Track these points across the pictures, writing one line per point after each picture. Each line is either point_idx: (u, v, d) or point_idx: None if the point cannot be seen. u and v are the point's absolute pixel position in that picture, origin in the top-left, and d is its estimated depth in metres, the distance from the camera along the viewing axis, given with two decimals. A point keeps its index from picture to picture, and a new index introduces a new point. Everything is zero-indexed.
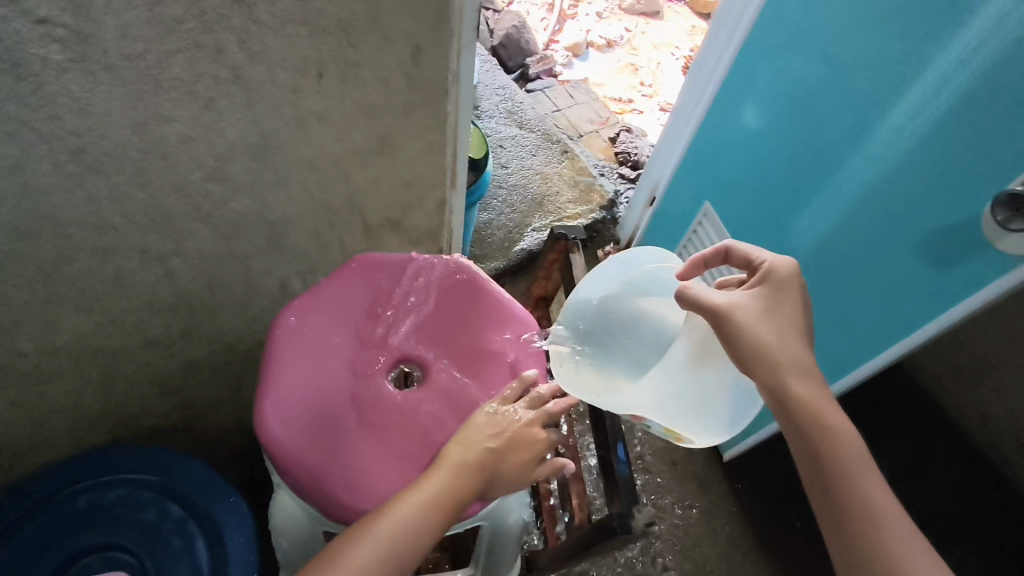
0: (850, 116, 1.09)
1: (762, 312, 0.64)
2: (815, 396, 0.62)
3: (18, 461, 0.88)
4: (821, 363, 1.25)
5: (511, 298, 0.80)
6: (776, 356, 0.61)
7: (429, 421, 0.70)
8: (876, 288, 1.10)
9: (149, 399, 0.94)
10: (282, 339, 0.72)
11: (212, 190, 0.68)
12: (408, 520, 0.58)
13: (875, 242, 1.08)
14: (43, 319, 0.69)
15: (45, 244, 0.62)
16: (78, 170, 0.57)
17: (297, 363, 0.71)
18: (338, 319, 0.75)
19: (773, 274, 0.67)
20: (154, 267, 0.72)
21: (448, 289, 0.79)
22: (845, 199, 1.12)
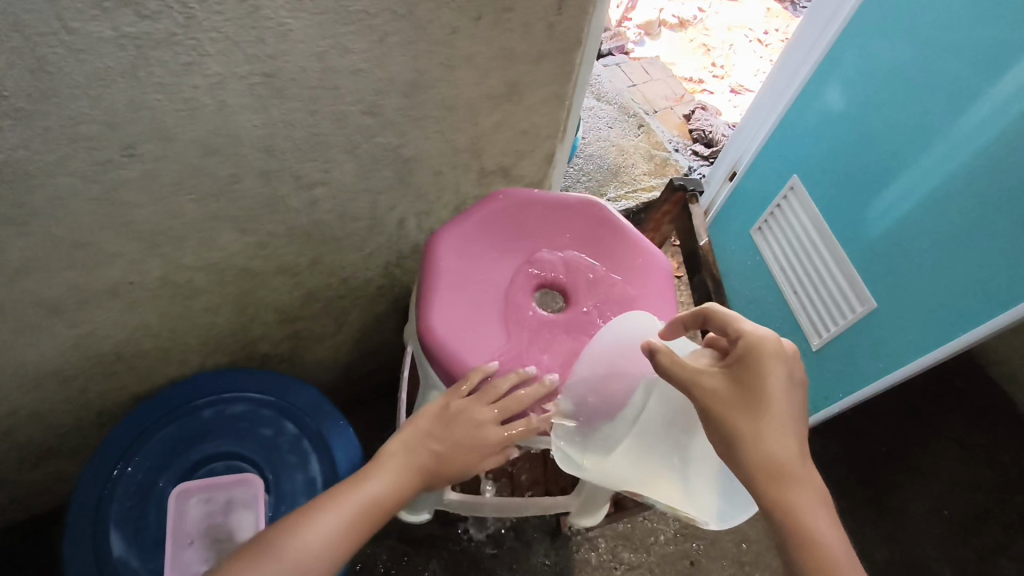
0: (943, 100, 1.08)
1: (738, 390, 0.57)
2: (792, 499, 0.52)
3: (154, 370, 0.96)
4: (881, 347, 1.25)
5: (647, 242, 0.85)
6: (744, 437, 0.55)
7: (571, 344, 0.78)
8: (952, 274, 1.09)
9: (268, 324, 1.01)
10: (440, 251, 0.80)
11: (365, 122, 0.73)
12: (337, 522, 0.62)
13: (957, 228, 1.08)
14: (207, 233, 0.76)
15: (224, 162, 0.68)
16: (265, 93, 0.63)
17: (453, 280, 0.79)
18: (486, 246, 0.82)
19: (750, 343, 0.59)
20: (303, 193, 0.78)
21: (588, 230, 0.85)
22: (929, 184, 1.12)
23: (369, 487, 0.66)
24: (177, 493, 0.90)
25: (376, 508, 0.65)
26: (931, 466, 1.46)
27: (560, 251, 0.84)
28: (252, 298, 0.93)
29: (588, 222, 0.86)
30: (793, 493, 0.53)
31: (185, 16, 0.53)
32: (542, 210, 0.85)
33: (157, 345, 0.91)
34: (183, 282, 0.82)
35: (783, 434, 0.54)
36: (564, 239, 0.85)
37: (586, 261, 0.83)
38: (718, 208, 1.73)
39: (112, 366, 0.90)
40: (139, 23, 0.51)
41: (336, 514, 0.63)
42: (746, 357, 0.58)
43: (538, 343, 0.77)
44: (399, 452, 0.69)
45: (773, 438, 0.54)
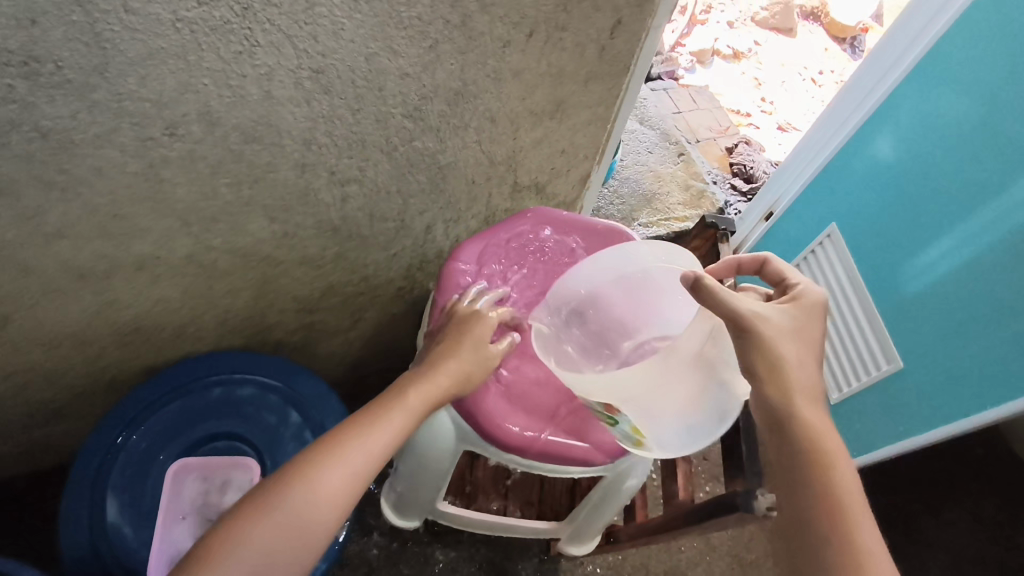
0: (1004, 167, 1.04)
1: (790, 326, 0.65)
2: (810, 426, 0.61)
3: (169, 344, 0.97)
4: (911, 407, 1.21)
5: None
6: (792, 374, 0.62)
7: None
8: (995, 345, 1.05)
9: (286, 311, 1.02)
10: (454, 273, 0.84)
11: (405, 126, 0.73)
12: (392, 420, 0.66)
13: (1004, 300, 1.04)
14: (237, 218, 0.77)
15: (262, 151, 0.68)
16: (311, 88, 0.63)
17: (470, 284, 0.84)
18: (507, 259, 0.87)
19: (806, 294, 0.68)
20: (335, 188, 0.78)
21: None
22: (978, 251, 1.08)
23: (412, 386, 0.69)
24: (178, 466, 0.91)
25: (425, 402, 0.69)
26: (941, 538, 1.41)
27: None
28: (274, 285, 0.94)
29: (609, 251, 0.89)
30: (806, 425, 0.61)
31: (242, 6, 0.53)
32: (566, 234, 0.89)
33: (176, 320, 0.92)
34: (208, 263, 0.83)
35: (808, 383, 0.63)
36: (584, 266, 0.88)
37: None
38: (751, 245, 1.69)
39: (130, 335, 0.91)
40: (197, 9, 0.52)
41: (390, 415, 0.66)
42: (801, 302, 0.67)
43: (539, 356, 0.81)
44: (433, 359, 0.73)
45: (806, 391, 0.63)
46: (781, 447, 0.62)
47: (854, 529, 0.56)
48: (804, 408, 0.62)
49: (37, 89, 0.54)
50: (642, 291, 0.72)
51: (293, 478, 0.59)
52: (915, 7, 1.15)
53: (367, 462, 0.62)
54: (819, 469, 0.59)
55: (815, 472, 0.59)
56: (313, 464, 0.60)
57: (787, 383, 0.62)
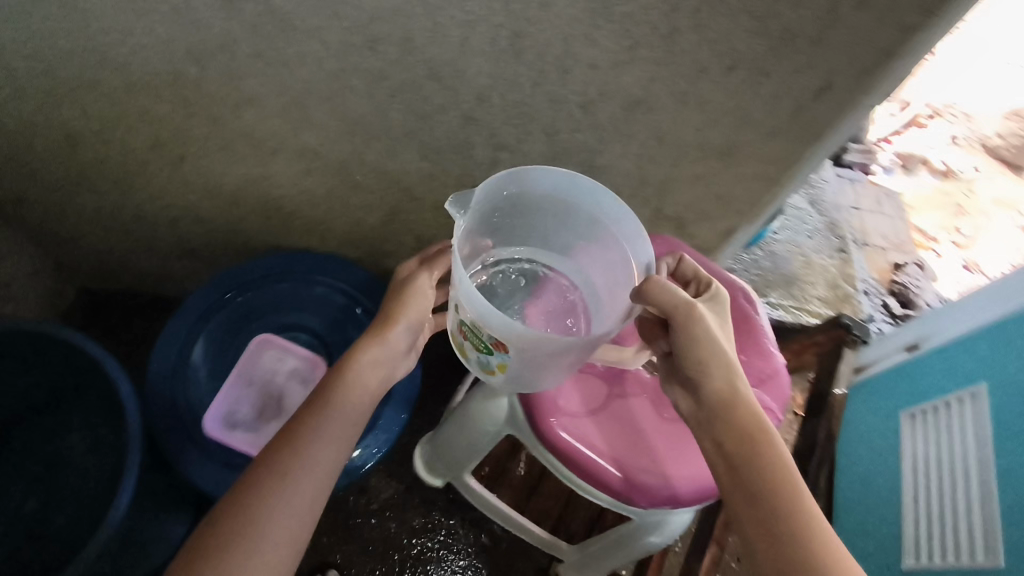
0: None
1: (715, 321, 0.67)
2: (755, 430, 0.63)
3: (299, 233, 1.06)
4: None
5: (779, 360, 0.81)
6: (727, 358, 0.65)
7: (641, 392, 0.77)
8: None
9: (404, 246, 1.07)
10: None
11: (575, 116, 0.74)
12: (347, 403, 0.69)
13: None
14: (395, 144, 0.82)
15: (440, 91, 0.72)
16: (504, 49, 0.66)
17: None
18: None
19: (721, 294, 0.70)
20: (490, 150, 0.81)
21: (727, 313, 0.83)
22: None
23: (369, 356, 0.71)
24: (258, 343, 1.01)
25: (364, 390, 0.70)
26: None
27: None
28: (403, 218, 0.99)
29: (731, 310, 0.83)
30: (757, 430, 0.64)
31: None
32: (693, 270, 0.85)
33: (312, 214, 1.00)
34: (356, 175, 0.89)
35: (733, 371, 0.65)
36: None
37: None
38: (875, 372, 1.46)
39: (271, 212, 1.00)
40: None
41: (342, 403, 0.69)
42: (717, 299, 0.69)
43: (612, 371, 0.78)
44: (386, 325, 0.72)
45: (736, 375, 0.65)
46: (733, 455, 0.63)
47: (811, 535, 0.57)
48: (735, 392, 0.65)
49: None
50: (552, 213, 0.70)
51: (264, 487, 0.61)
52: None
53: (331, 458, 0.66)
54: (775, 483, 0.60)
55: (767, 479, 0.61)
56: (283, 469, 0.63)
57: (725, 372, 0.65)
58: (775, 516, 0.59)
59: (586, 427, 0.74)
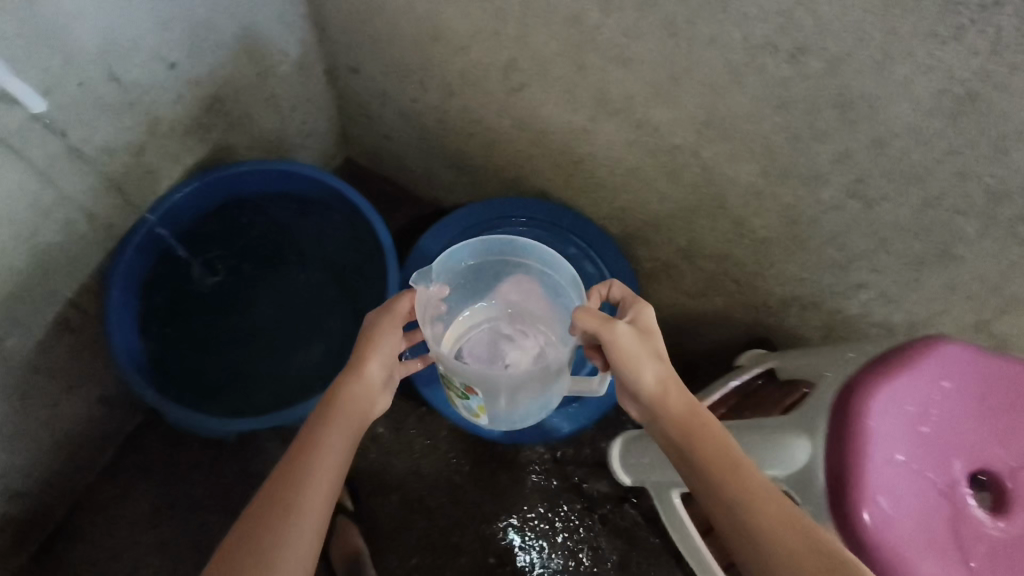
0: None
1: (642, 334, 0.71)
2: (719, 460, 0.65)
3: (578, 190, 1.06)
4: None
5: None
6: (652, 377, 0.70)
7: (966, 543, 0.65)
8: None
9: (670, 243, 1.04)
10: (936, 358, 0.69)
11: (969, 198, 0.66)
12: (338, 427, 0.69)
13: None
14: (742, 151, 0.78)
15: (835, 119, 0.67)
16: (946, 105, 0.59)
17: (929, 379, 0.69)
18: (986, 391, 0.69)
19: (647, 315, 0.73)
20: (839, 195, 0.75)
21: None
22: None
23: (356, 390, 0.72)
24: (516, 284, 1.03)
25: (352, 421, 0.70)
26: None
27: None
28: (691, 219, 0.95)
29: None
30: (711, 440, 0.67)
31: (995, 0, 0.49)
32: None
33: (602, 181, 1.00)
34: (676, 164, 0.87)
35: (688, 397, 0.70)
36: None
37: None
38: None
39: (566, 163, 1.01)
40: None
41: (327, 439, 0.68)
42: (643, 322, 0.72)
43: (939, 506, 0.66)
44: (363, 360, 0.73)
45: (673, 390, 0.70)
46: (700, 475, 0.66)
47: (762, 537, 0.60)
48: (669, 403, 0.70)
49: None
50: (510, 273, 0.83)
51: (276, 488, 0.64)
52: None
53: (334, 459, 0.67)
54: (751, 504, 0.62)
55: (715, 464, 0.65)
56: (295, 489, 0.64)
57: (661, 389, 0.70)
58: (732, 508, 0.62)
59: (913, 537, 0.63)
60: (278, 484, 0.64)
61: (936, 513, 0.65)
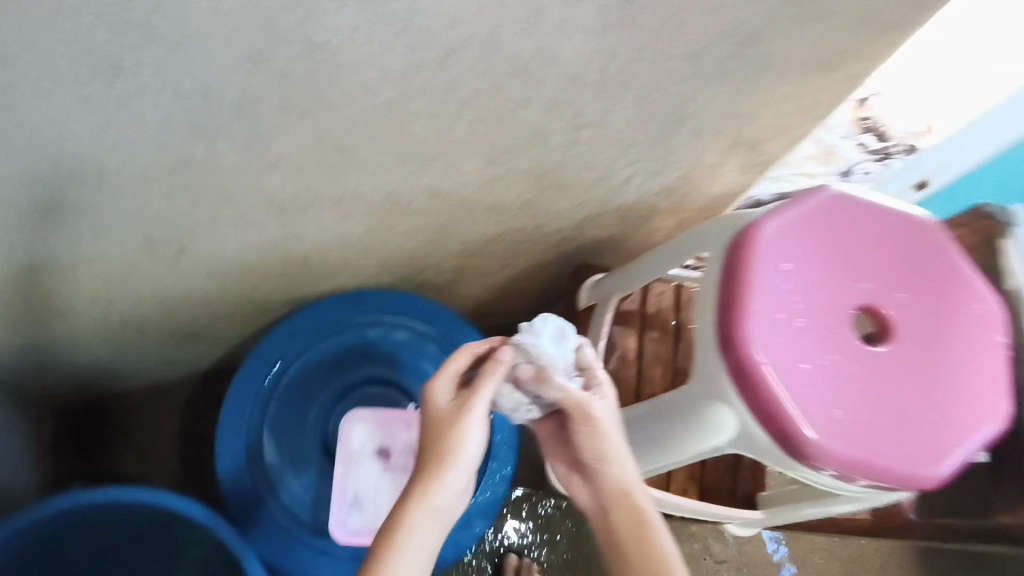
0: None
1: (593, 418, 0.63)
2: (633, 481, 0.62)
3: (326, 276, 0.89)
4: None
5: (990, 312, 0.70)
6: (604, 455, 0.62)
7: (870, 391, 0.66)
8: None
9: (448, 254, 0.93)
10: (762, 245, 0.68)
11: (677, 69, 0.61)
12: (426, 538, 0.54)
13: None
14: (457, 157, 0.67)
15: (524, 87, 0.58)
16: (614, 21, 0.52)
17: (782, 283, 0.67)
18: (806, 253, 0.68)
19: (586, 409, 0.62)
20: (568, 133, 0.68)
21: (915, 244, 0.71)
22: None
23: (436, 502, 0.55)
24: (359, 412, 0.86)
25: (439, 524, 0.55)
26: None
27: (874, 278, 0.69)
28: (451, 227, 0.84)
29: (916, 248, 0.71)
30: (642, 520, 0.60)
31: None
32: (867, 223, 0.71)
33: (341, 256, 0.84)
34: (403, 203, 0.74)
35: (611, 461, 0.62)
36: (887, 273, 0.69)
37: (905, 299, 0.69)
38: None
39: (292, 268, 0.83)
40: None
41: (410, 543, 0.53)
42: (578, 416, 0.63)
43: (848, 386, 0.65)
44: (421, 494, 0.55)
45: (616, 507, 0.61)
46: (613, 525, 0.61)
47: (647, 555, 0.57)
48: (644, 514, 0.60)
49: None
50: None
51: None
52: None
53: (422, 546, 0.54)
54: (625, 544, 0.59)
55: (627, 516, 0.60)
56: None
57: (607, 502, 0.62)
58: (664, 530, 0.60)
59: (857, 437, 0.64)
60: None
61: (845, 379, 0.65)
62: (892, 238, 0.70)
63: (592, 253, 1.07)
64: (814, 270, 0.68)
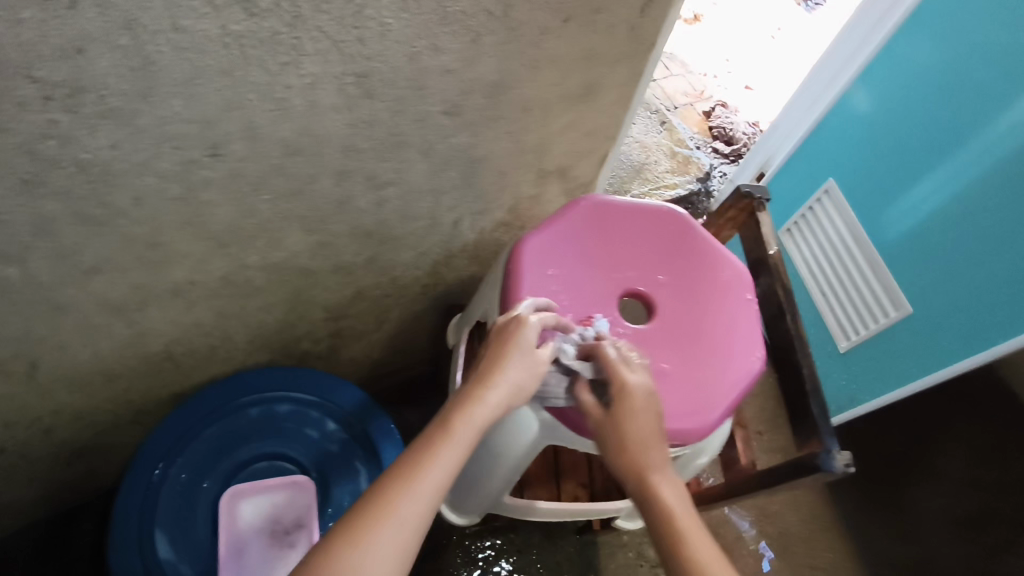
0: (950, 132, 1.19)
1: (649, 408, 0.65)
2: (648, 436, 0.63)
3: (197, 368, 0.93)
4: (904, 342, 1.30)
5: (737, 274, 0.77)
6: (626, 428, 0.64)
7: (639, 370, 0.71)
8: (956, 270, 1.19)
9: (313, 323, 0.98)
10: (531, 257, 0.74)
11: (443, 123, 0.70)
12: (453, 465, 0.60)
13: (992, 232, 1.13)
14: (272, 234, 0.73)
15: (304, 162, 0.65)
16: (355, 94, 0.61)
17: (544, 288, 0.72)
18: (565, 256, 0.74)
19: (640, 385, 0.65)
20: (371, 194, 0.75)
21: (661, 232, 0.78)
22: (966, 175, 1.17)
23: (453, 443, 0.60)
24: (235, 493, 0.90)
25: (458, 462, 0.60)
26: (950, 472, 1.53)
27: (629, 270, 0.75)
28: (303, 298, 0.90)
29: (667, 235, 0.78)
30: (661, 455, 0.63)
31: (292, 15, 0.51)
32: (619, 219, 0.78)
33: (203, 346, 0.89)
34: (240, 284, 0.80)
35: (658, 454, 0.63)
36: (645, 262, 0.76)
37: (661, 282, 0.75)
38: (775, 170, 1.60)
39: (156, 365, 0.87)
40: (246, 22, 0.50)
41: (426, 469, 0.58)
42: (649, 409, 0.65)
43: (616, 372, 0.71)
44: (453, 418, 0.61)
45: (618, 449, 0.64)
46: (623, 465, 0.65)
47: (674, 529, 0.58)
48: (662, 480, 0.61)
49: (80, 122, 0.50)
50: None
51: (380, 499, 0.56)
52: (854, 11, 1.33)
53: (436, 475, 0.58)
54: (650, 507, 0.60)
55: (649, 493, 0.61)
56: (380, 532, 0.55)
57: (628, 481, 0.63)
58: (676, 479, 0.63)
59: None
60: (366, 530, 0.54)
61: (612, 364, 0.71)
62: (641, 230, 0.77)
63: (462, 295, 1.14)
64: (575, 267, 0.74)
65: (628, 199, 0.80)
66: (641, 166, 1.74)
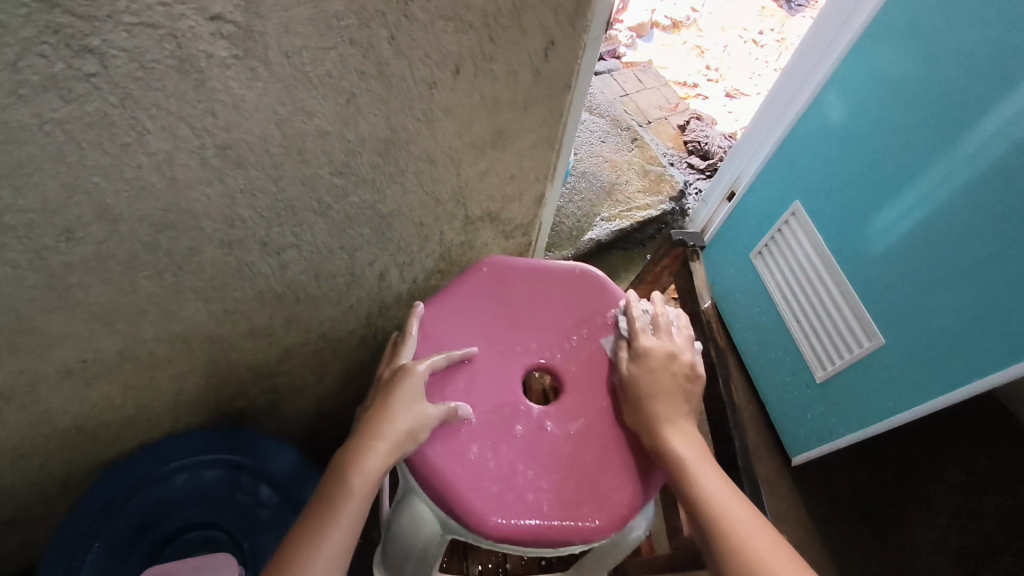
0: (910, 149, 1.13)
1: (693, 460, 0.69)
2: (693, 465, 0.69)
3: (120, 437, 0.89)
4: (886, 369, 1.23)
5: (648, 341, 0.80)
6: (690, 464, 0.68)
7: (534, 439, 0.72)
8: (925, 295, 1.13)
9: (244, 382, 0.95)
10: (435, 324, 0.79)
11: (336, 184, 0.67)
12: (353, 518, 0.61)
13: (955, 256, 1.07)
14: (167, 305, 0.70)
15: (180, 236, 0.61)
16: (221, 165, 0.57)
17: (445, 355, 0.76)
18: (468, 324, 0.79)
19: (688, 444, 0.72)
20: (272, 258, 0.72)
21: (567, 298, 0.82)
22: (929, 196, 1.10)
23: (347, 498, 0.62)
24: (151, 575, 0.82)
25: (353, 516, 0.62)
26: (946, 497, 1.46)
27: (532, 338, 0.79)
28: (225, 361, 0.87)
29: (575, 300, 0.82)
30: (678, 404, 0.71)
31: (119, 96, 0.46)
32: (526, 286, 0.83)
33: (121, 416, 0.85)
34: (144, 357, 0.76)
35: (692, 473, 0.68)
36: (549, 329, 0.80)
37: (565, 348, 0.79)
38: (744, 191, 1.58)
39: (72, 441, 0.83)
40: (65, 108, 0.44)
41: (325, 529, 0.60)
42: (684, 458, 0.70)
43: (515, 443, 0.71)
44: (347, 471, 0.64)
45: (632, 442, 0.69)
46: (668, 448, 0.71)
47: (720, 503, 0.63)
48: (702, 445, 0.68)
49: None
50: None
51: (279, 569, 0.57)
52: (821, 22, 1.26)
53: (335, 532, 0.60)
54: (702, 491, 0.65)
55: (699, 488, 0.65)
56: None
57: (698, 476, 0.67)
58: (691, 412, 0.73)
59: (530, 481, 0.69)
60: None
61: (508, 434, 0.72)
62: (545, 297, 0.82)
63: None
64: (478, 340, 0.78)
65: (539, 264, 0.85)
66: (610, 186, 1.68)
